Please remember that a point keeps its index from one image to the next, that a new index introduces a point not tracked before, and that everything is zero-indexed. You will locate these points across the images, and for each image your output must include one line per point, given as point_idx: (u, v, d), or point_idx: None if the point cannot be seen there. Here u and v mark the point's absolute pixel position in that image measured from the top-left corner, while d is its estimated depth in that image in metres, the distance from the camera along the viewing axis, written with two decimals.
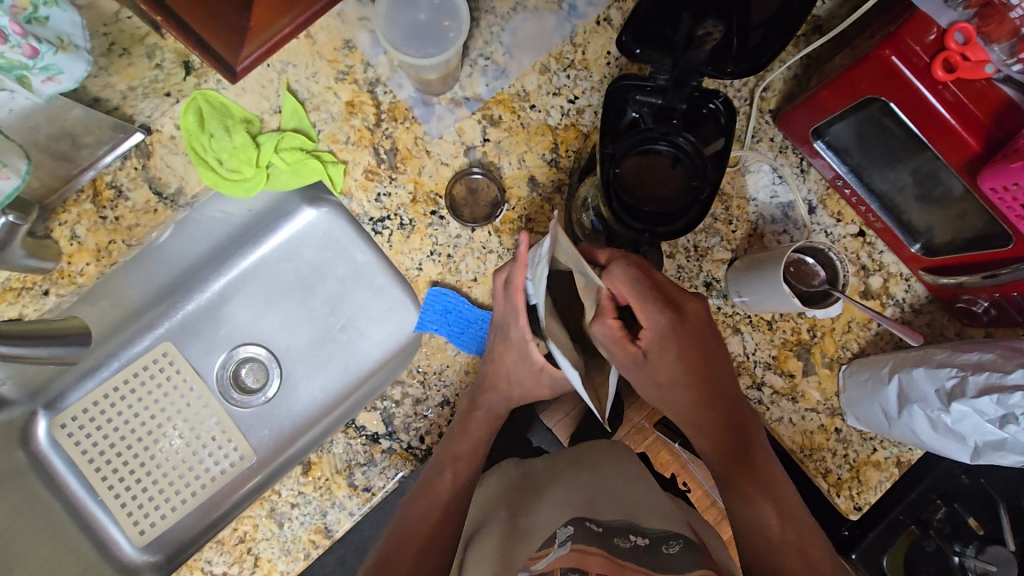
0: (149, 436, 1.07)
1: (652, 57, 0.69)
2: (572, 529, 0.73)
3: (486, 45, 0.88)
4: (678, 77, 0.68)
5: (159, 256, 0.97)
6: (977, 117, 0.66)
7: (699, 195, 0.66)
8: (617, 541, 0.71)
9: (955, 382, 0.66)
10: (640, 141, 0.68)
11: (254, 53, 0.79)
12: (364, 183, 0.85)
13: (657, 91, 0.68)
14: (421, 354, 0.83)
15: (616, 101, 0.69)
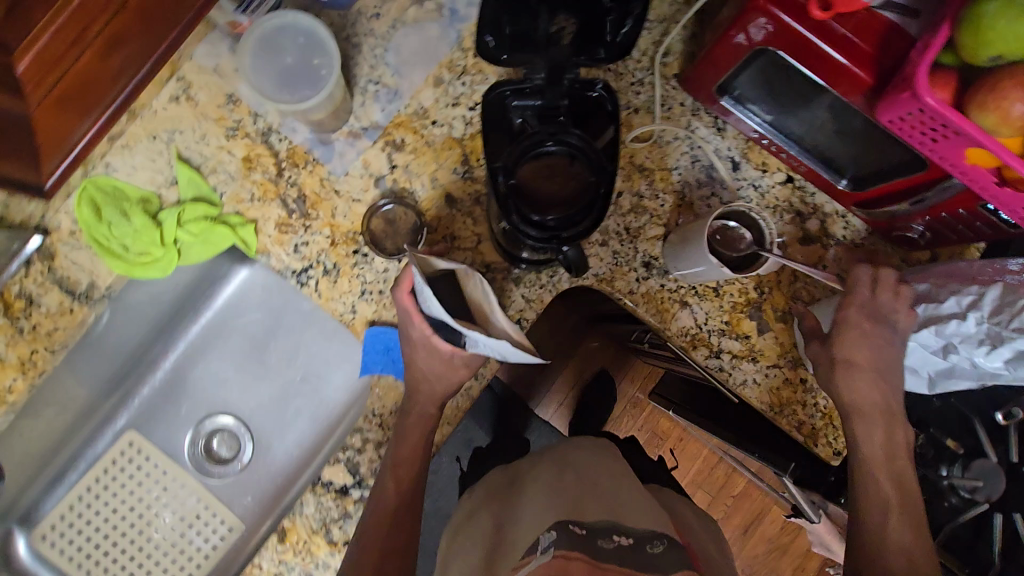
0: (132, 529, 1.05)
1: (522, 58, 0.68)
2: (555, 532, 0.67)
3: (372, 69, 0.85)
4: (552, 75, 0.66)
5: (99, 346, 0.96)
6: (865, 50, 0.61)
7: (601, 194, 0.58)
8: (602, 541, 0.66)
9: (898, 320, 0.65)
10: (528, 146, 0.61)
11: (60, 167, 0.65)
12: (279, 238, 0.82)
13: (534, 92, 0.66)
14: (374, 397, 0.81)
15: (497, 107, 0.67)
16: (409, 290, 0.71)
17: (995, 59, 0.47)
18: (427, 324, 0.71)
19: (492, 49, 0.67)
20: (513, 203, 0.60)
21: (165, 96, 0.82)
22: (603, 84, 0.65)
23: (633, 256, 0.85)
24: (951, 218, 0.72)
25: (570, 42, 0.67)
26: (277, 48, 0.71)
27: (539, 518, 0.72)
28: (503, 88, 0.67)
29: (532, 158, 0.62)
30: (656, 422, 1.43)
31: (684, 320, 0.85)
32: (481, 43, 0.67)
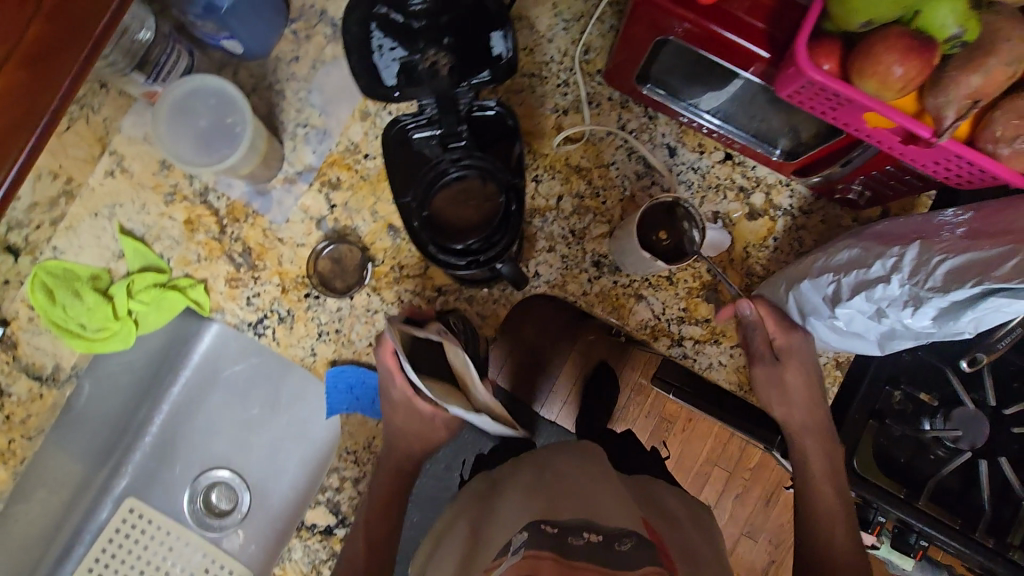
0: None
1: (413, 91, 0.67)
2: (525, 532, 0.61)
3: (299, 113, 0.85)
4: (442, 102, 0.65)
5: (86, 420, 0.99)
6: (760, 26, 0.61)
7: (512, 211, 0.62)
8: (572, 539, 0.59)
9: (834, 287, 0.64)
10: (433, 177, 0.65)
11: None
12: (231, 293, 0.84)
13: (431, 122, 0.67)
14: (345, 435, 0.83)
15: (398, 144, 0.67)
16: (392, 351, 0.77)
17: (867, 24, 0.48)
18: (407, 382, 0.77)
19: (380, 85, 0.68)
20: (430, 235, 0.64)
21: (100, 171, 0.83)
22: (498, 101, 0.66)
23: (582, 258, 0.85)
24: (882, 175, 0.71)
25: (448, 70, 0.68)
26: (191, 111, 0.72)
27: (514, 520, 0.67)
28: (402, 122, 0.67)
29: (441, 188, 0.66)
30: (662, 406, 1.28)
31: (642, 313, 0.85)
32: (367, 83, 0.67)
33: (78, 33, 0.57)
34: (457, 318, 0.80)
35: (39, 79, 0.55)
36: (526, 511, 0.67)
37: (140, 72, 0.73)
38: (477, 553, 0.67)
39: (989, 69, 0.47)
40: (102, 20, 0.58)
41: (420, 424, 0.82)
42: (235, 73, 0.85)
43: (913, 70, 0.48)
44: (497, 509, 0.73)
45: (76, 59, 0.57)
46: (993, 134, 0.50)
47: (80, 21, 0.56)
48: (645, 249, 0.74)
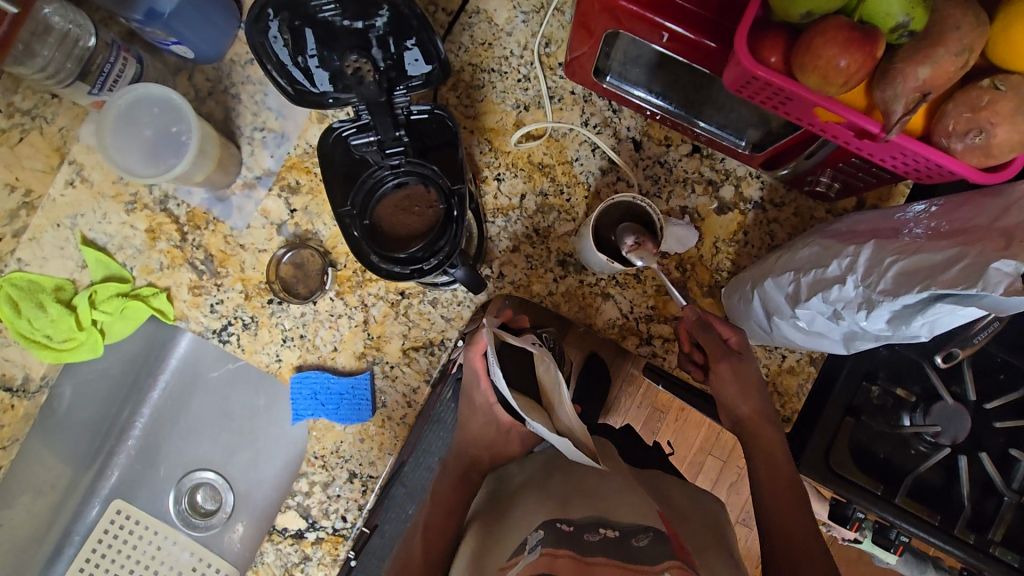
0: None
1: (344, 99, 0.66)
2: (541, 531, 0.53)
3: (256, 116, 0.84)
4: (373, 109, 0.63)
5: (68, 424, 0.96)
6: (707, 18, 0.59)
7: (453, 216, 0.63)
8: (587, 536, 0.51)
9: (795, 286, 0.62)
10: (373, 185, 0.66)
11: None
12: (194, 300, 0.84)
13: (367, 128, 0.65)
14: (312, 441, 0.82)
15: (335, 153, 0.66)
16: (483, 353, 0.72)
17: (808, 15, 0.46)
18: (493, 390, 0.73)
19: (311, 92, 0.66)
20: (371, 244, 0.65)
21: (60, 182, 0.82)
22: (434, 104, 0.64)
23: (547, 257, 0.84)
24: (848, 167, 0.68)
25: (374, 78, 0.64)
26: (135, 120, 0.73)
27: (527, 519, 0.59)
28: (337, 130, 0.65)
29: (381, 196, 0.67)
30: (654, 395, 0.84)
31: (609, 312, 0.83)
32: (294, 87, 0.65)
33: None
34: (547, 335, 0.79)
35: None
36: (541, 509, 0.60)
37: (84, 82, 0.72)
38: (488, 557, 0.58)
39: (936, 61, 0.44)
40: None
41: (496, 435, 0.75)
42: (190, 78, 0.83)
43: (857, 63, 0.45)
44: (509, 510, 0.65)
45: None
46: (945, 129, 0.46)
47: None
48: (601, 252, 0.74)
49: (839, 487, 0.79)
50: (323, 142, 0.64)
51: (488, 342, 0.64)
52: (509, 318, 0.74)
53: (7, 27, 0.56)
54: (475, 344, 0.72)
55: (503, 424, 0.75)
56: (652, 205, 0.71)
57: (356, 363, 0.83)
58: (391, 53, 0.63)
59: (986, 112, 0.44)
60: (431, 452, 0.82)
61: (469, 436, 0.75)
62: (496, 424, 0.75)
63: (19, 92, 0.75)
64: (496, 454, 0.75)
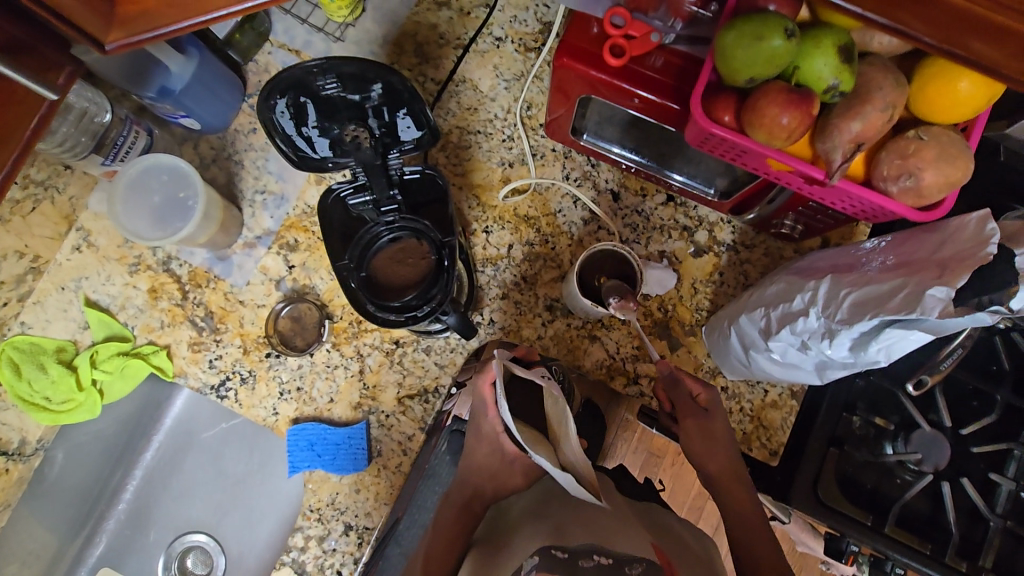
0: None
1: (342, 162, 0.71)
2: (535, 556, 0.54)
3: (257, 180, 0.89)
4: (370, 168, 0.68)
5: (57, 490, 0.95)
6: (668, 83, 0.65)
7: (444, 265, 0.68)
8: (582, 562, 0.52)
9: (765, 321, 0.66)
10: (369, 239, 0.71)
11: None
12: (193, 357, 0.86)
13: (362, 187, 0.70)
14: (308, 494, 0.82)
15: (334, 210, 0.71)
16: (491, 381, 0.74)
17: (750, 80, 0.52)
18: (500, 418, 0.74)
19: (312, 157, 0.71)
20: (368, 294, 0.69)
21: (67, 248, 0.86)
22: (425, 165, 0.70)
23: (535, 302, 0.88)
24: (807, 211, 0.74)
25: (370, 144, 0.69)
26: (145, 186, 0.78)
27: (524, 546, 0.59)
28: (336, 190, 0.70)
29: (377, 249, 0.71)
30: (649, 440, 0.85)
31: (596, 353, 0.87)
32: (296, 155, 0.70)
33: (5, 136, 0.54)
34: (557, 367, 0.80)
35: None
36: (536, 536, 0.60)
37: (98, 154, 0.78)
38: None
39: (866, 116, 0.50)
40: (30, 125, 0.56)
41: (488, 469, 0.75)
42: (195, 147, 0.90)
43: (796, 119, 0.51)
44: (495, 544, 0.64)
45: (4, 162, 0.54)
46: (881, 173, 0.52)
47: (6, 127, 0.54)
48: (585, 296, 0.78)
49: (830, 520, 0.80)
50: (323, 202, 0.70)
51: (497, 373, 0.66)
52: (524, 352, 0.75)
53: (44, 109, 0.57)
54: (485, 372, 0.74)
55: (508, 454, 0.75)
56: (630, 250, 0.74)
57: (352, 413, 0.85)
58: (383, 121, 0.68)
59: (913, 158, 0.50)
60: (424, 507, 0.79)
61: (464, 476, 0.75)
62: (501, 454, 0.75)
63: (35, 165, 0.80)
64: (498, 485, 0.75)
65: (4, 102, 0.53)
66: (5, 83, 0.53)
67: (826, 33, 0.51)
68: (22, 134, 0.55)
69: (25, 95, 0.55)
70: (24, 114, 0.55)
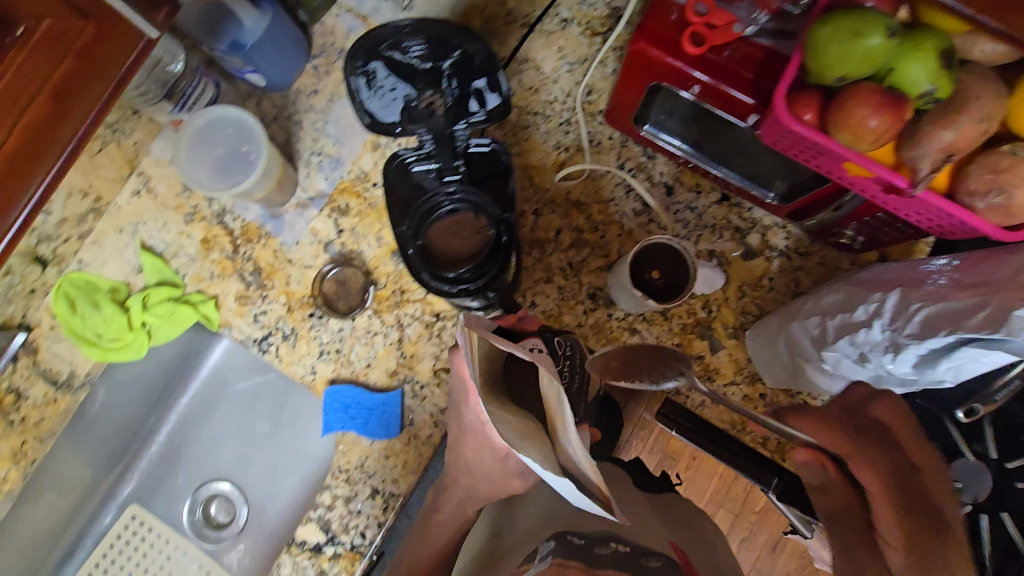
0: None
1: (410, 129, 0.71)
2: (552, 542, 0.56)
3: (314, 142, 0.91)
4: (440, 139, 0.69)
5: (97, 426, 1.01)
6: (746, 77, 0.64)
7: (502, 242, 0.68)
8: (598, 549, 0.53)
9: (821, 329, 0.64)
10: (429, 208, 0.71)
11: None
12: (239, 310, 0.87)
13: (428, 156, 0.71)
14: (339, 454, 0.84)
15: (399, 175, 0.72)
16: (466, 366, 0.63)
17: (842, 79, 0.51)
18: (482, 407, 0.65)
19: (382, 123, 0.69)
20: (424, 263, 0.69)
21: (127, 192, 0.88)
22: (492, 139, 0.70)
23: (579, 290, 0.88)
24: (874, 221, 0.72)
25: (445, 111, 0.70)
26: (212, 137, 0.79)
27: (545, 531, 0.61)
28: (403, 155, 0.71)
29: (436, 218, 0.71)
30: (665, 440, 0.89)
31: (635, 346, 0.86)
32: (366, 117, 0.69)
33: (101, 73, 0.58)
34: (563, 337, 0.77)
35: (56, 120, 0.56)
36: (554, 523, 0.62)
37: (169, 101, 0.79)
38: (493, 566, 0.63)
39: (959, 126, 0.48)
40: (126, 61, 0.59)
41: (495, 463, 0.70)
42: (258, 104, 0.91)
43: (886, 124, 0.50)
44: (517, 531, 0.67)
45: (100, 97, 0.58)
46: (968, 188, 0.51)
47: (106, 63, 0.58)
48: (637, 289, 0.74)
49: None
50: (388, 166, 0.70)
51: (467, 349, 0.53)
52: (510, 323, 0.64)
53: (141, 47, 0.60)
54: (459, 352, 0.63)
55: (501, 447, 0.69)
56: (688, 247, 0.71)
57: (387, 380, 0.85)
58: (457, 90, 0.70)
59: (1007, 174, 0.48)
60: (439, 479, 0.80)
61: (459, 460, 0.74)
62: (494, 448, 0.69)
63: None
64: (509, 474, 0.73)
65: (102, 38, 0.56)
66: (107, 20, 0.56)
67: (928, 36, 0.48)
68: (119, 71, 0.59)
69: (125, 32, 0.58)
70: (122, 49, 0.58)
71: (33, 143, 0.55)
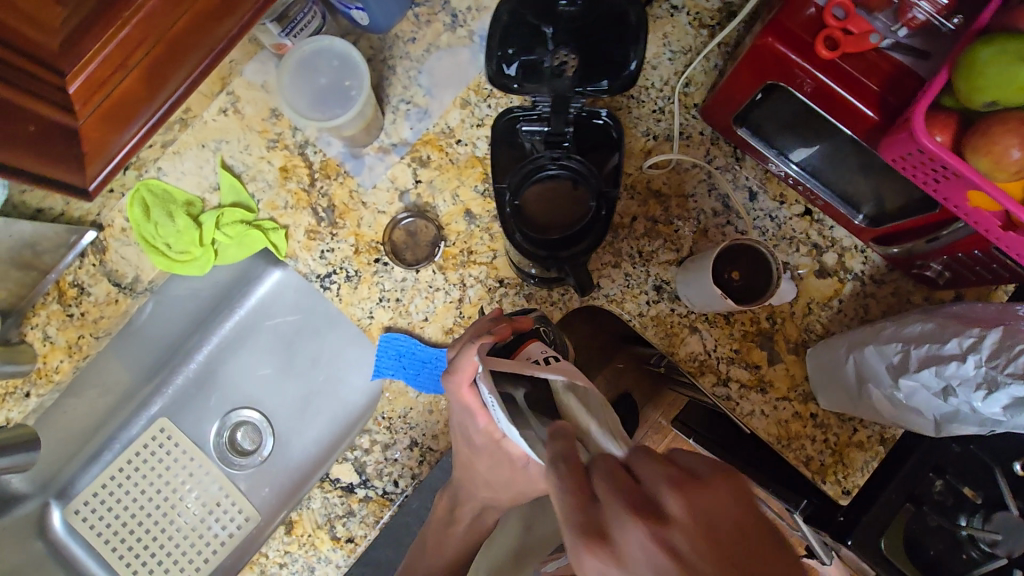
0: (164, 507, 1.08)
1: (530, 87, 0.72)
2: None
3: (405, 89, 0.90)
4: (557, 105, 0.70)
5: (143, 335, 1.02)
6: (871, 89, 0.61)
7: (601, 216, 0.68)
8: None
9: (901, 357, 0.64)
10: (533, 169, 0.70)
11: (104, 170, 0.67)
12: (307, 244, 0.88)
13: (541, 118, 0.72)
14: (384, 401, 0.84)
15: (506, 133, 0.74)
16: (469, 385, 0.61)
17: (991, 104, 0.50)
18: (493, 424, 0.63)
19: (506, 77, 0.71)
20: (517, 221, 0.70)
21: (215, 108, 0.88)
22: (608, 113, 0.71)
23: (644, 280, 0.87)
24: (969, 258, 0.71)
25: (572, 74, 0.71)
26: (318, 67, 0.81)
27: None
28: (513, 113, 0.72)
29: (537, 181, 0.71)
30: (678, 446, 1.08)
31: (692, 346, 0.85)
32: (494, 69, 0.71)
33: None
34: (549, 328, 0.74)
35: (218, 17, 0.64)
36: None
37: (278, 24, 0.78)
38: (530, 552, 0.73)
39: None
40: None
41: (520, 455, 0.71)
42: (355, 43, 0.90)
43: None
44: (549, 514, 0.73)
45: (249, 9, 0.66)
46: None
47: None
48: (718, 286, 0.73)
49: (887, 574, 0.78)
50: (498, 120, 0.71)
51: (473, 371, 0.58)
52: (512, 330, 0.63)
53: None
54: (461, 371, 0.61)
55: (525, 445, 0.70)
56: (776, 256, 0.70)
57: (443, 336, 0.86)
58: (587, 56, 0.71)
59: None
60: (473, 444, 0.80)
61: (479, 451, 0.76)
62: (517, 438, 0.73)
63: None
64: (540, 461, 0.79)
65: None
66: None
67: None
68: None
69: None
70: None
71: (185, 41, 0.63)
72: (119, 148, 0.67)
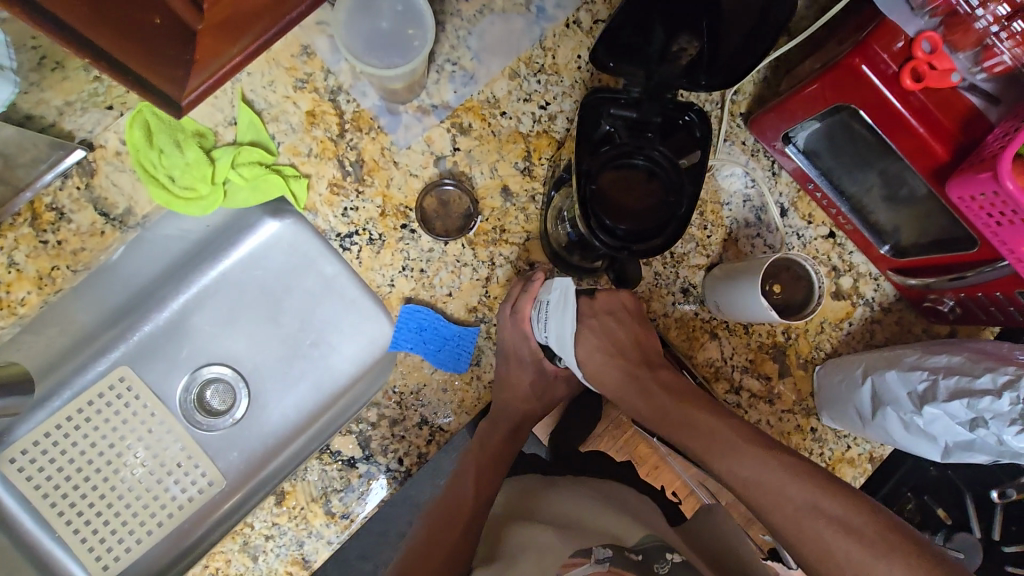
0: (118, 464, 0.95)
1: (625, 70, 0.71)
2: (610, 549, 0.60)
3: (452, 49, 0.83)
4: (652, 91, 0.71)
5: (119, 271, 0.88)
6: (943, 125, 0.65)
7: (679, 212, 0.68)
8: (656, 566, 0.59)
9: (926, 385, 0.69)
10: (615, 156, 0.69)
11: (201, 86, 0.64)
12: (329, 198, 0.81)
13: (630, 104, 0.71)
14: (397, 374, 0.80)
15: (590, 113, 0.72)
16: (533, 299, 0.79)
17: None
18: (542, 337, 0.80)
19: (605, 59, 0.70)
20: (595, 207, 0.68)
21: None
22: (696, 110, 0.71)
23: (673, 281, 0.86)
24: (986, 299, 0.75)
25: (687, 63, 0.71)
26: (377, 10, 0.78)
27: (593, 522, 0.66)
28: (604, 95, 0.71)
29: (616, 168, 0.70)
30: None
31: (711, 352, 0.86)
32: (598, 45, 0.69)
33: None
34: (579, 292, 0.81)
35: None
36: (595, 514, 0.68)
37: None
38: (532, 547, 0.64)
39: None
40: None
41: None
42: None
43: None
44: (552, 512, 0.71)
45: None
46: None
47: None
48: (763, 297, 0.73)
49: None
50: (588, 98, 0.70)
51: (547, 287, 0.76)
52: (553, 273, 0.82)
53: None
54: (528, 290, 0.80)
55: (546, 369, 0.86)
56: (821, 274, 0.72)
57: (465, 314, 0.83)
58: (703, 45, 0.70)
59: None
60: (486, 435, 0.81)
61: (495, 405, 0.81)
62: None
63: None
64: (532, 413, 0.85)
65: None
66: None
67: None
68: None
69: None
70: None
71: None
72: (223, 65, 0.64)
